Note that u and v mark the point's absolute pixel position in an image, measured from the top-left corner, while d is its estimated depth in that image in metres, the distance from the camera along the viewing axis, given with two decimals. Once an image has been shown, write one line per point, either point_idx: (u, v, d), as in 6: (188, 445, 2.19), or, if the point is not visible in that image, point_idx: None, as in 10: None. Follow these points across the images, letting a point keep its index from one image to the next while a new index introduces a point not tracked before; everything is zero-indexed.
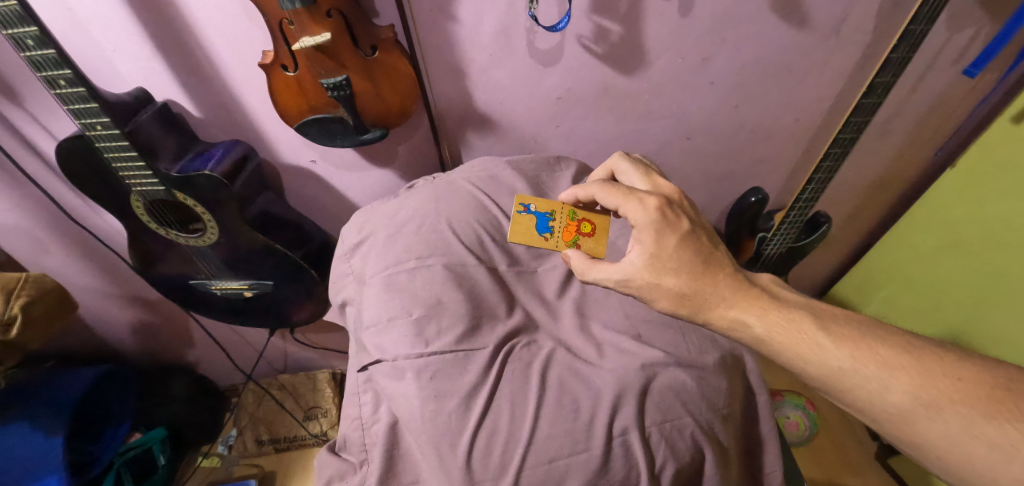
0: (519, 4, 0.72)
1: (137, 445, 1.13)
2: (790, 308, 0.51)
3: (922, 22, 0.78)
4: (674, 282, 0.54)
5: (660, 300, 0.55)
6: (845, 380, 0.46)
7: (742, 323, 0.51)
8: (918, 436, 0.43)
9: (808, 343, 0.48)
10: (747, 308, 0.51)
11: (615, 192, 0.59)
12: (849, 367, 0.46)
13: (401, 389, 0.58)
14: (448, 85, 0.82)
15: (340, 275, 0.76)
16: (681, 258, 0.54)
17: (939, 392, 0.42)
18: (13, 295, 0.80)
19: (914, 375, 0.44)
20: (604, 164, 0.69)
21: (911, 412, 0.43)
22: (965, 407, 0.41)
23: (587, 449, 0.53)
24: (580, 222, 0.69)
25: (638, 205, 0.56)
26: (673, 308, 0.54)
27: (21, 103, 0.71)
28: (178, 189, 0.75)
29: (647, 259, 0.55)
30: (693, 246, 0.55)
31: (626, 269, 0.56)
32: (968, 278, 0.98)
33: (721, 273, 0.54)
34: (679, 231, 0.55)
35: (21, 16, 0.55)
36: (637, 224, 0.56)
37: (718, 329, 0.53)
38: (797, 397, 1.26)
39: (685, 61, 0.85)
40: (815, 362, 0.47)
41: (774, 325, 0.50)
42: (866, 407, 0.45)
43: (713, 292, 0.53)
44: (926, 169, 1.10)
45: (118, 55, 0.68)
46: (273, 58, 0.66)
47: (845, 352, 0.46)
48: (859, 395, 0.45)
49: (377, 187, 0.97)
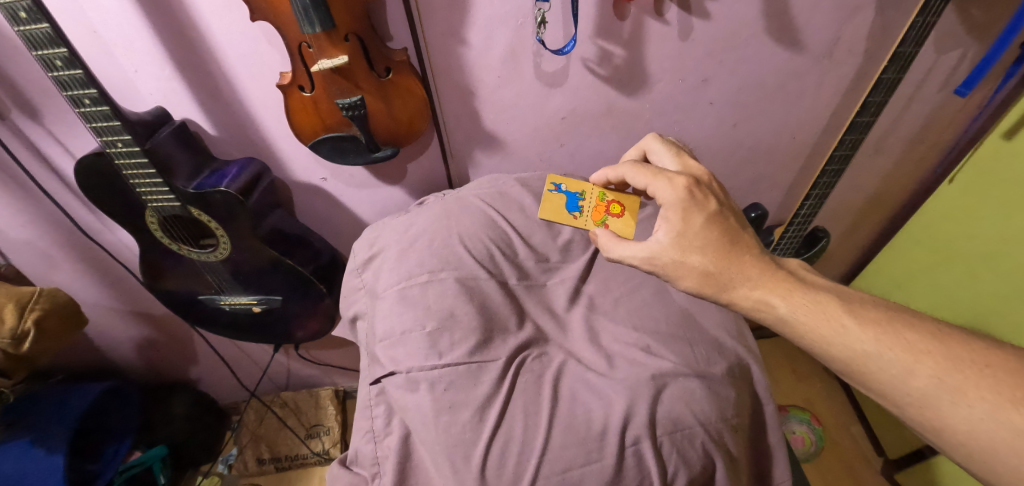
0: (527, 29, 0.75)
1: (135, 464, 1.12)
2: (817, 291, 0.52)
3: (909, 46, 0.81)
4: (699, 261, 0.55)
5: (684, 279, 0.56)
6: (867, 364, 0.46)
7: (766, 303, 0.52)
8: (941, 421, 0.43)
9: (832, 324, 0.49)
10: (772, 289, 0.52)
11: (644, 171, 0.61)
12: (872, 350, 0.46)
13: (415, 401, 0.59)
14: (458, 106, 0.84)
15: (351, 290, 0.77)
16: (707, 237, 0.55)
17: (964, 378, 0.43)
18: (26, 308, 0.80)
19: (939, 359, 0.44)
20: (637, 145, 0.70)
21: (934, 396, 0.43)
22: (992, 393, 0.41)
23: (599, 459, 0.54)
24: (610, 203, 0.72)
25: (667, 183, 0.58)
26: (698, 287, 0.56)
27: (42, 122, 0.73)
28: (194, 205, 0.77)
29: (673, 238, 0.56)
30: (719, 226, 0.56)
31: (653, 247, 0.57)
32: (967, 291, 0.99)
33: (747, 254, 0.55)
34: (706, 211, 0.57)
35: (52, 38, 0.57)
36: (665, 202, 0.57)
37: (742, 309, 0.54)
38: (802, 413, 1.29)
39: (685, 82, 0.88)
40: (839, 344, 0.48)
41: (799, 306, 0.51)
42: (889, 392, 0.46)
43: (739, 272, 0.54)
44: (920, 185, 1.13)
45: (140, 76, 0.70)
46: (291, 79, 0.68)
47: (870, 334, 0.47)
48: (882, 379, 0.46)
49: (386, 204, 0.98)
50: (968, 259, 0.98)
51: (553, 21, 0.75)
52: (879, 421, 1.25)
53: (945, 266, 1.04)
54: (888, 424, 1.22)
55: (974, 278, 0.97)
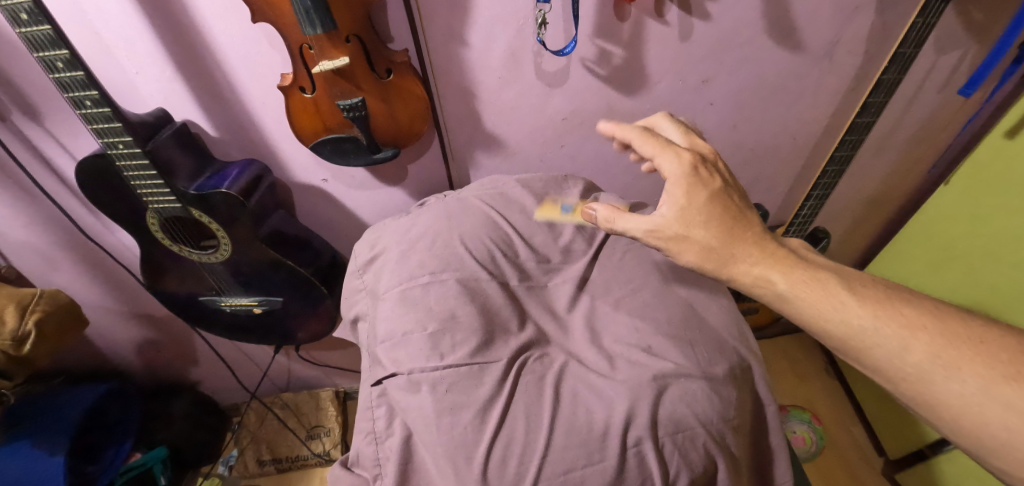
0: (528, 29, 0.76)
1: (136, 465, 1.12)
2: (816, 268, 0.52)
3: (910, 47, 0.81)
4: (702, 237, 0.54)
5: (686, 253, 0.55)
6: (863, 339, 0.47)
7: (765, 279, 0.52)
8: (934, 396, 0.44)
9: (831, 300, 0.49)
10: (772, 265, 0.52)
11: (653, 140, 0.58)
12: (869, 326, 0.47)
13: (416, 402, 0.59)
14: (458, 107, 0.84)
15: (352, 291, 0.77)
16: (711, 213, 0.54)
17: (959, 354, 0.44)
18: (26, 311, 0.80)
19: (936, 335, 0.45)
20: (645, 121, 0.68)
21: (929, 371, 0.45)
22: (987, 368, 0.43)
23: (601, 460, 0.54)
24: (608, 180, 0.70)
25: (674, 157, 0.56)
26: (699, 262, 0.55)
27: (42, 122, 0.73)
28: (195, 206, 0.77)
29: (677, 213, 0.55)
30: (723, 203, 0.55)
31: (656, 221, 0.56)
32: (966, 287, 0.99)
33: (750, 231, 0.54)
34: (712, 187, 0.55)
35: (54, 40, 0.57)
36: (671, 176, 0.56)
37: (741, 285, 0.54)
38: (802, 412, 1.29)
39: (686, 83, 0.88)
40: (836, 320, 0.48)
41: (797, 282, 0.51)
42: (884, 367, 0.47)
43: (742, 248, 0.54)
44: (920, 184, 1.13)
45: (141, 77, 0.70)
46: (292, 80, 0.68)
47: (867, 310, 0.48)
48: (878, 354, 0.47)
49: (387, 205, 0.98)
50: (968, 257, 0.98)
51: (553, 21, 0.75)
52: (879, 421, 1.25)
53: (946, 265, 1.04)
54: (888, 425, 1.22)
55: (974, 274, 0.97)
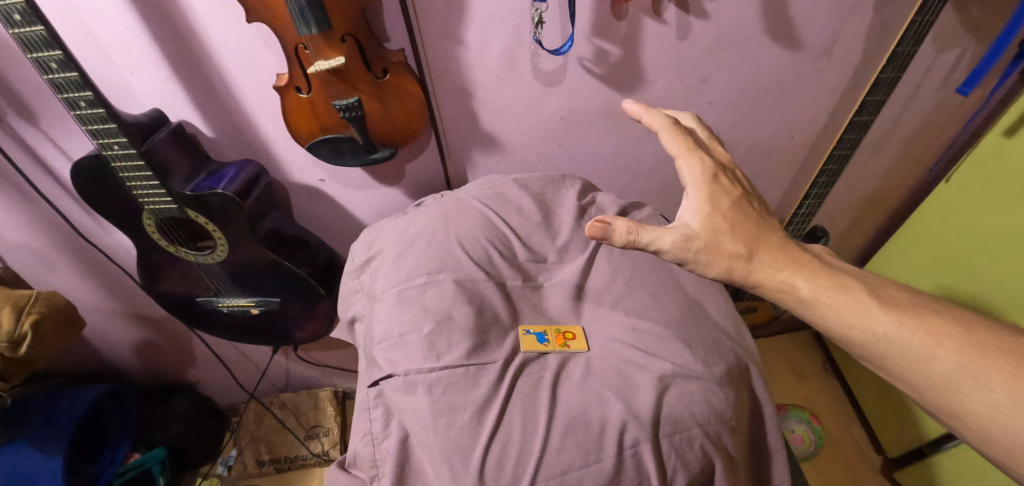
0: (524, 29, 0.75)
1: (135, 465, 1.13)
2: (840, 275, 0.52)
3: (909, 45, 0.81)
4: (730, 244, 0.52)
5: (715, 264, 0.51)
6: (889, 347, 0.48)
7: (791, 285, 0.51)
8: (960, 404, 0.46)
9: (856, 308, 0.49)
10: (798, 271, 0.51)
11: (680, 140, 0.56)
12: (895, 334, 0.48)
13: (413, 403, 0.59)
14: (456, 106, 0.84)
15: (349, 292, 0.77)
16: (736, 220, 0.53)
17: (985, 363, 0.46)
18: (23, 311, 0.80)
19: (962, 344, 0.47)
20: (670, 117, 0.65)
21: (956, 380, 0.46)
22: (1013, 377, 0.45)
23: (598, 460, 0.54)
24: None
25: (699, 161, 0.55)
26: (728, 273, 0.51)
27: (38, 124, 0.72)
28: (191, 207, 0.77)
29: (704, 221, 0.52)
30: (747, 211, 0.54)
31: (683, 229, 0.52)
32: (967, 285, 0.99)
33: (773, 237, 0.53)
34: (733, 195, 0.54)
35: (47, 41, 0.57)
36: (694, 180, 0.54)
37: (767, 293, 0.52)
38: (801, 412, 1.28)
39: (683, 82, 0.88)
40: (862, 328, 0.49)
41: (822, 289, 0.50)
42: (910, 375, 0.48)
43: (767, 255, 0.52)
44: (919, 183, 1.13)
45: (136, 77, 0.70)
46: (287, 80, 0.68)
47: (893, 318, 0.49)
48: (904, 362, 0.48)
49: (384, 205, 0.98)
50: (968, 255, 0.98)
51: (550, 20, 0.75)
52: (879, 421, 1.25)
53: (948, 263, 1.04)
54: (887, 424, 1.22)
55: (976, 271, 0.97)
